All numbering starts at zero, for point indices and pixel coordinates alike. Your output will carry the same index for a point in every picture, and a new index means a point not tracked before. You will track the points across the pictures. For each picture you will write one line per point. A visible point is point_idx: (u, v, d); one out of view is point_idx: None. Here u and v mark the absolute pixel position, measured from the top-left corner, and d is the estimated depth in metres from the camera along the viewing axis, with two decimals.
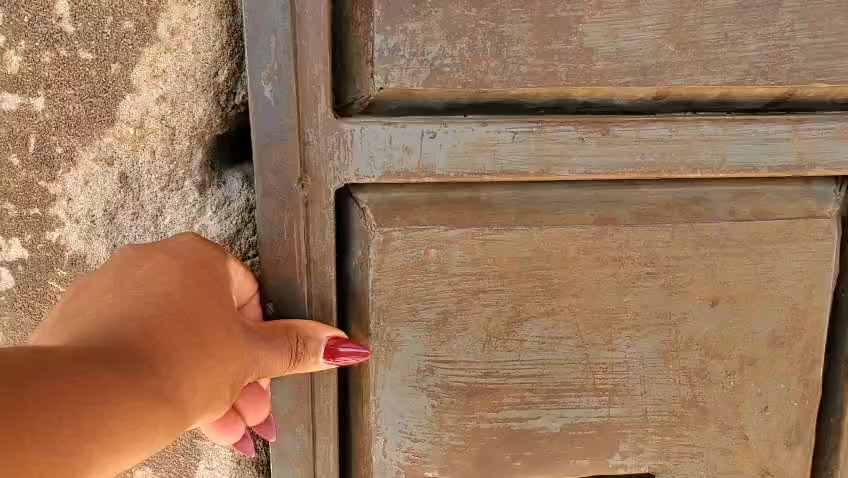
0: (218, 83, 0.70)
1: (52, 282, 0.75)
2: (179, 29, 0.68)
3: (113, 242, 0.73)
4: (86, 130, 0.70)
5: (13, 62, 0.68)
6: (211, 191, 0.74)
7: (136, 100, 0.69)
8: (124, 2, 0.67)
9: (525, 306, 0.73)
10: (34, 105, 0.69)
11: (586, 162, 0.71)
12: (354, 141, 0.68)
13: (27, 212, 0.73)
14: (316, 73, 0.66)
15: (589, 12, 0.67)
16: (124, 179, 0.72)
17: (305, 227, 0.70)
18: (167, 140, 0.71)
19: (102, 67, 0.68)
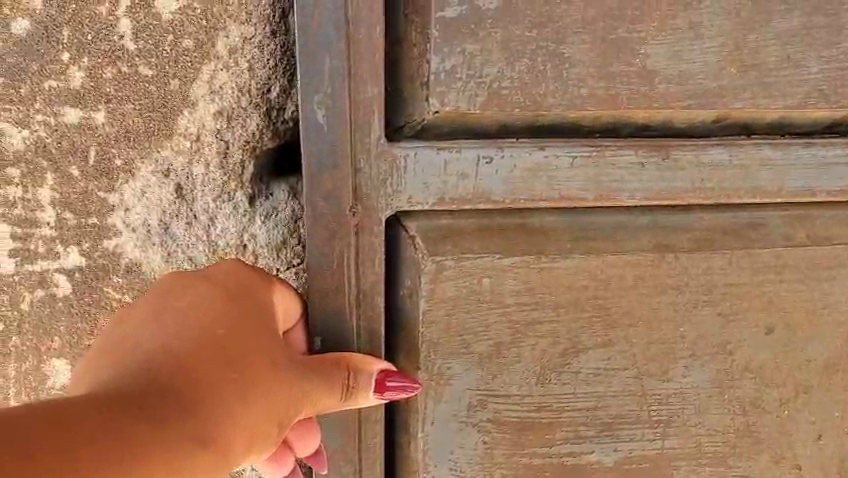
0: (270, 99, 0.70)
1: (109, 289, 0.74)
2: (237, 47, 0.68)
3: (169, 251, 0.73)
4: (145, 142, 0.69)
5: (76, 78, 0.67)
6: (259, 201, 0.73)
7: (196, 116, 0.69)
8: (185, 19, 0.67)
9: (580, 337, 0.70)
10: (94, 118, 0.68)
11: (646, 187, 0.69)
12: (407, 167, 0.64)
13: (85, 222, 0.71)
14: (370, 96, 0.62)
15: (652, 33, 0.65)
16: (180, 190, 0.71)
17: (353, 256, 0.65)
18: (221, 153, 0.70)
19: (162, 83, 0.68)
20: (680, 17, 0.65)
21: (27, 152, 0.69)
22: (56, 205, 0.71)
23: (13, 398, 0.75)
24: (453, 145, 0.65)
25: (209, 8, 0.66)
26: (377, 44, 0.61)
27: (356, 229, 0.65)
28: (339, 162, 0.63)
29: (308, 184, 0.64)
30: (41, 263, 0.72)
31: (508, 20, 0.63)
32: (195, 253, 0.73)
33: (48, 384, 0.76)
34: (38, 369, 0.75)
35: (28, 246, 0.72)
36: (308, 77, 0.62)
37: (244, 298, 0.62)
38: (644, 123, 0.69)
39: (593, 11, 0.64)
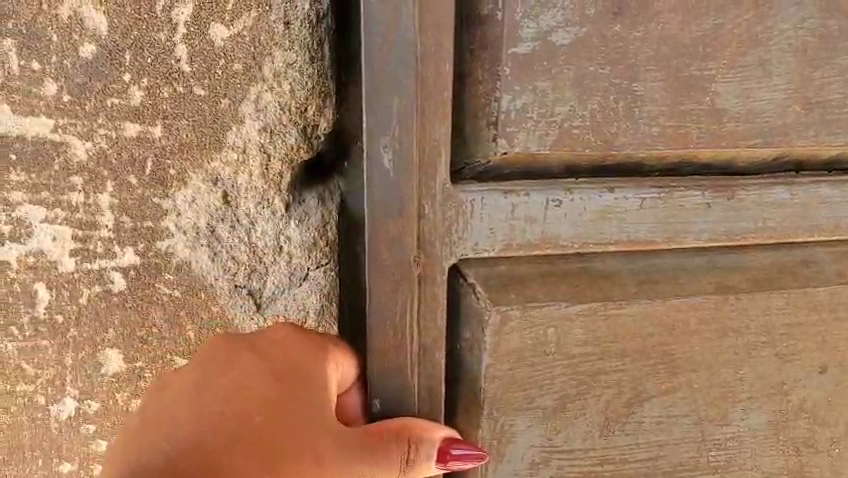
0: (307, 117, 0.64)
1: (161, 285, 0.67)
2: (281, 72, 0.62)
3: (214, 251, 0.67)
4: (196, 154, 0.64)
5: (135, 96, 0.62)
6: (294, 207, 0.67)
7: (242, 133, 0.64)
8: (236, 46, 0.61)
9: (645, 385, 0.67)
10: (152, 133, 0.63)
11: (710, 228, 0.66)
12: (475, 213, 0.59)
13: (141, 225, 0.65)
14: (438, 138, 0.57)
15: (723, 71, 0.63)
16: (226, 199, 0.66)
17: (417, 306, 0.60)
18: (263, 164, 0.65)
19: (213, 102, 0.63)
20: (750, 53, 0.63)
21: (90, 162, 0.63)
22: (115, 209, 0.65)
23: (70, 383, 0.69)
24: (522, 188, 0.60)
25: (257, 35, 0.61)
26: (443, 80, 0.56)
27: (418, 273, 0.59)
28: (402, 205, 0.58)
29: (372, 221, 0.58)
30: (99, 263, 0.66)
31: (581, 56, 0.59)
32: (237, 254, 0.67)
33: (101, 372, 0.69)
34: (94, 356, 0.68)
35: (87, 247, 0.66)
36: (370, 117, 0.56)
37: (292, 377, 0.58)
38: (707, 161, 0.67)
39: (665, 48, 0.61)
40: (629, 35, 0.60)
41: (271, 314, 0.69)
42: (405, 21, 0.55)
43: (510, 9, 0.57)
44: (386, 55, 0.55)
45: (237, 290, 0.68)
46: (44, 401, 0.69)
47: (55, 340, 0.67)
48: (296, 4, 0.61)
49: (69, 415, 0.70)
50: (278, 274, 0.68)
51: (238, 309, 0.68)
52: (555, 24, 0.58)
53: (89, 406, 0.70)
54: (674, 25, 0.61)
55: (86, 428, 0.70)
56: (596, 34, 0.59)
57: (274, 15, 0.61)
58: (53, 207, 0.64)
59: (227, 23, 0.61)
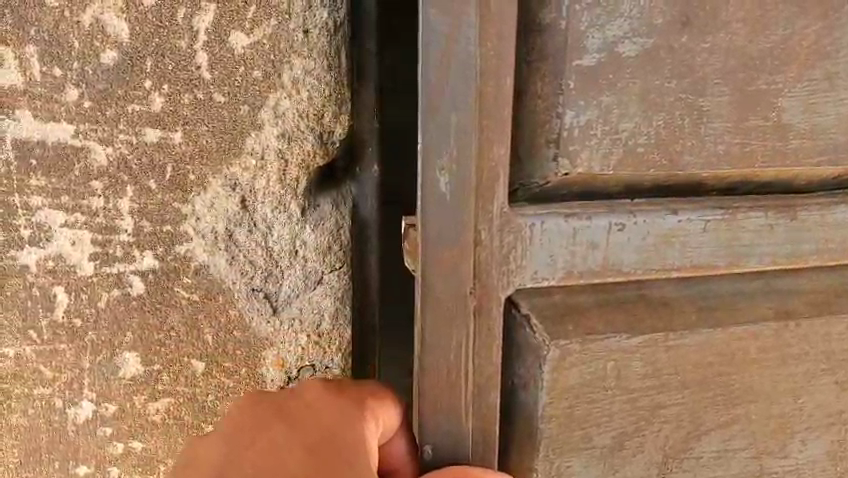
0: (324, 124, 0.68)
1: (179, 289, 0.71)
2: (297, 80, 0.66)
3: (232, 255, 0.70)
4: (216, 160, 0.67)
5: (157, 103, 0.65)
6: (310, 212, 0.71)
7: (260, 139, 0.67)
8: (255, 54, 0.65)
9: (703, 418, 0.63)
10: (172, 138, 0.66)
11: (773, 250, 0.63)
12: (535, 240, 0.54)
13: (160, 229, 0.69)
14: (498, 158, 0.52)
15: (790, 84, 0.59)
16: (244, 204, 0.69)
17: (472, 341, 0.54)
18: (281, 169, 0.68)
19: (234, 108, 0.66)
20: (818, 66, 0.59)
21: (110, 166, 0.67)
22: (135, 214, 0.68)
23: (87, 387, 0.73)
24: (582, 211, 0.55)
25: (276, 45, 0.65)
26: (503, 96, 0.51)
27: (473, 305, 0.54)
28: (457, 231, 0.53)
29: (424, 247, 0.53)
30: (118, 266, 0.70)
31: (648, 69, 0.55)
32: (254, 257, 0.71)
33: (118, 374, 0.72)
34: (110, 360, 0.72)
35: (107, 251, 0.69)
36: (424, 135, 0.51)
37: (327, 446, 0.52)
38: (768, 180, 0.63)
39: (733, 60, 0.57)
40: (697, 47, 0.56)
41: (284, 314, 0.73)
42: (465, 32, 0.50)
43: (576, 18, 0.52)
44: (445, 68, 0.50)
45: (251, 293, 0.71)
46: (62, 404, 0.73)
47: (73, 343, 0.71)
48: (314, 13, 0.65)
49: (85, 418, 0.74)
50: (293, 277, 0.72)
51: (252, 312, 0.72)
52: (622, 34, 0.54)
53: (105, 409, 0.73)
54: (743, 35, 0.57)
55: (102, 431, 0.74)
56: (661, 45, 0.55)
57: (291, 25, 0.64)
58: (73, 212, 0.68)
59: (246, 33, 0.64)
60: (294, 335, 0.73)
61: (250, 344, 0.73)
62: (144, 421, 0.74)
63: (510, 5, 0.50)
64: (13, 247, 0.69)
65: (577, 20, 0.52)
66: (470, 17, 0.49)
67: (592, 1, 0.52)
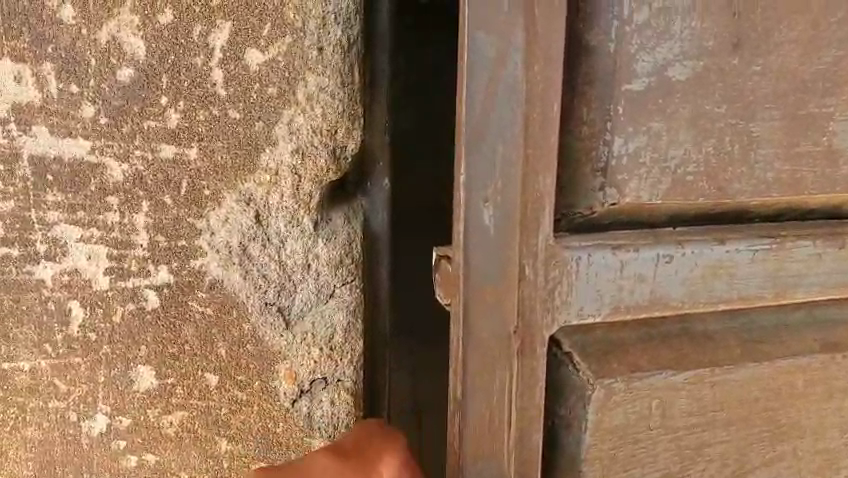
0: (338, 140, 0.63)
1: (193, 303, 0.65)
2: (313, 95, 0.62)
3: (246, 271, 0.65)
4: (231, 175, 0.63)
5: (172, 120, 0.61)
6: (323, 226, 0.66)
7: (275, 155, 0.63)
8: (270, 71, 0.61)
9: (749, 456, 0.60)
10: (187, 153, 0.62)
11: (822, 280, 0.60)
12: (581, 275, 0.52)
13: (176, 244, 0.64)
14: (543, 189, 0.49)
15: (842, 108, 0.56)
16: (259, 218, 0.64)
17: (513, 381, 0.52)
18: (295, 185, 0.64)
19: (248, 124, 0.62)
20: None
21: (126, 182, 0.62)
22: (150, 228, 0.63)
23: (101, 401, 0.66)
24: (630, 243, 0.53)
25: (291, 60, 0.61)
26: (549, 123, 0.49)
27: (515, 343, 0.51)
28: (499, 265, 0.50)
29: (465, 282, 0.50)
30: (134, 280, 0.64)
31: (697, 93, 0.52)
32: (269, 271, 0.66)
33: (133, 388, 0.66)
34: (125, 373, 0.66)
35: (122, 265, 0.64)
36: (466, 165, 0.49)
37: None
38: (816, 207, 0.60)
39: (785, 83, 0.54)
40: (748, 69, 0.53)
41: (298, 333, 0.68)
42: (512, 57, 0.48)
43: (625, 42, 0.50)
44: (490, 94, 0.48)
45: (265, 306, 0.66)
46: (76, 417, 0.67)
47: (88, 358, 0.65)
48: (329, 30, 0.61)
49: (101, 432, 0.67)
50: (306, 295, 0.67)
51: (267, 326, 0.67)
52: (672, 57, 0.51)
53: (119, 422, 0.67)
54: (796, 57, 0.54)
55: (117, 444, 0.67)
56: (711, 69, 0.52)
57: (306, 40, 0.61)
58: (89, 227, 0.63)
59: (262, 49, 0.61)
60: (310, 357, 0.68)
61: (265, 358, 0.67)
62: (160, 435, 0.68)
63: (560, 31, 0.47)
64: (29, 262, 0.63)
65: (627, 44, 0.50)
66: (517, 41, 0.47)
67: (643, 23, 0.50)
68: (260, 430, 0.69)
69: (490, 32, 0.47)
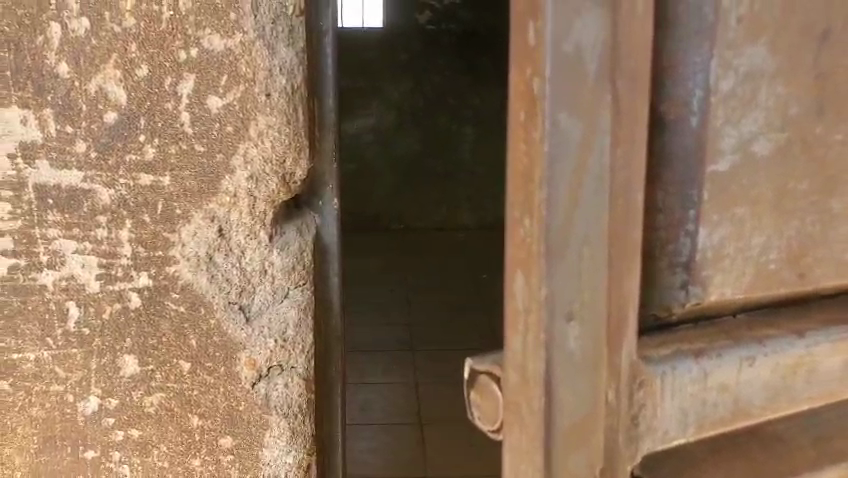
0: (284, 162, 1.55)
1: (167, 300, 1.57)
2: (264, 129, 1.52)
3: (212, 272, 1.58)
4: (198, 199, 1.53)
5: (150, 152, 1.50)
6: (276, 238, 1.62)
7: (233, 178, 1.54)
8: (227, 110, 1.50)
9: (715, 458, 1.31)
10: (162, 181, 1.51)
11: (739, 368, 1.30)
12: (663, 392, 1.24)
13: (152, 254, 1.54)
14: (620, 270, 1.20)
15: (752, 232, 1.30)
16: (221, 231, 1.56)
17: (615, 447, 1.23)
18: (252, 204, 1.56)
19: (211, 156, 1.52)
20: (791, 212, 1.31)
21: (113, 204, 1.52)
22: (133, 243, 1.54)
23: (94, 383, 1.59)
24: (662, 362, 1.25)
25: (245, 104, 1.50)
26: (606, 206, 1.17)
27: (607, 415, 1.22)
28: (586, 351, 1.20)
29: (545, 394, 1.17)
30: (117, 283, 1.55)
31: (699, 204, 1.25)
32: (231, 273, 1.59)
33: (122, 372, 1.59)
34: (115, 362, 1.59)
35: (110, 271, 1.55)
36: (519, 280, 1.20)
37: None
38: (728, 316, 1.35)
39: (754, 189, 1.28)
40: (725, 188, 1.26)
41: (255, 325, 1.63)
42: (595, 162, 1.15)
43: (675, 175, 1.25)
44: (568, 198, 1.15)
45: (228, 303, 1.60)
46: (73, 398, 1.60)
47: (82, 348, 1.58)
48: (274, 80, 1.50)
49: (92, 409, 1.61)
50: (264, 288, 1.62)
51: (233, 314, 1.60)
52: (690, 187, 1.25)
53: (111, 402, 1.61)
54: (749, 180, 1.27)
55: (106, 420, 1.61)
56: (789, 144, 1.28)
57: (256, 89, 1.50)
58: (83, 241, 1.53)
59: (220, 95, 1.49)
60: (264, 351, 1.63)
61: (227, 347, 1.61)
62: (139, 411, 1.62)
63: (624, 151, 1.16)
64: (35, 268, 1.54)
65: (699, 136, 1.23)
66: (604, 148, 1.15)
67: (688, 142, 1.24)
68: (224, 406, 1.63)
69: (569, 127, 1.12)
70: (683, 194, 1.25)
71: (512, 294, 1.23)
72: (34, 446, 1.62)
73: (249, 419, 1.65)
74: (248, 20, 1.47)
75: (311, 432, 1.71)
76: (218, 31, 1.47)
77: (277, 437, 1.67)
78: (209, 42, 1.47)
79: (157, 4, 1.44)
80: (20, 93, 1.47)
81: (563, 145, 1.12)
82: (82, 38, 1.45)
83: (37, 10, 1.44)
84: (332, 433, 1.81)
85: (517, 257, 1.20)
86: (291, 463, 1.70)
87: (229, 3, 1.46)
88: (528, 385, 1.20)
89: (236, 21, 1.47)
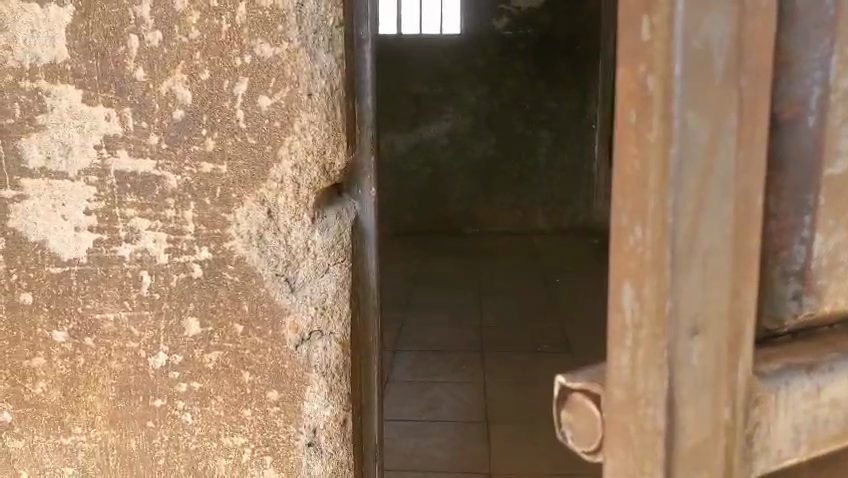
0: (325, 155, 1.81)
1: (225, 271, 1.83)
2: (306, 125, 1.77)
3: (262, 248, 1.83)
4: (251, 183, 1.78)
5: (210, 144, 1.76)
6: (317, 220, 1.87)
7: (280, 166, 1.78)
8: (274, 107, 1.75)
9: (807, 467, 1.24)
10: (221, 169, 1.77)
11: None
12: (774, 407, 1.14)
13: (212, 231, 1.81)
14: (743, 278, 1.09)
15: None
16: (269, 213, 1.81)
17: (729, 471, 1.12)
18: (296, 191, 1.81)
19: (262, 146, 1.77)
20: None
21: (179, 189, 1.79)
22: (196, 222, 1.80)
23: (163, 341, 1.87)
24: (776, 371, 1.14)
25: (289, 102, 1.75)
26: (732, 209, 1.05)
27: (726, 433, 1.10)
28: (708, 370, 1.08)
29: (665, 412, 1.06)
30: (184, 257, 1.82)
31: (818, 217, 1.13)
32: (278, 250, 1.84)
33: (187, 332, 1.86)
34: (180, 323, 1.86)
35: (179, 245, 1.82)
36: (629, 291, 1.11)
37: None
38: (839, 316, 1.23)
39: None
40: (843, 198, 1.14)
41: (299, 294, 1.88)
42: (720, 164, 1.03)
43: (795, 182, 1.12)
44: (694, 200, 1.02)
45: (276, 274, 1.85)
46: (144, 354, 1.88)
47: (153, 311, 1.85)
48: (316, 83, 1.76)
49: (161, 364, 1.88)
50: (307, 263, 1.88)
51: (278, 284, 1.85)
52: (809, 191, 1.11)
53: (176, 358, 1.88)
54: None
55: (173, 373, 1.89)
56: None
57: (299, 90, 1.75)
58: (155, 220, 1.80)
59: (269, 97, 1.75)
60: (306, 316, 1.89)
61: (276, 310, 1.86)
62: (200, 367, 1.88)
63: (751, 155, 1.06)
64: (115, 242, 1.82)
65: (817, 136, 1.10)
66: (730, 144, 1.03)
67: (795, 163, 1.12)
68: (271, 364, 1.88)
69: (696, 127, 1.00)
70: (797, 199, 1.12)
71: (620, 307, 1.13)
72: (112, 394, 1.90)
73: (293, 376, 1.90)
74: (293, 31, 1.73)
75: (346, 391, 1.97)
76: (268, 40, 1.72)
77: (317, 391, 1.92)
78: (261, 49, 1.73)
79: (217, 17, 1.71)
80: (105, 94, 1.76)
81: (686, 150, 1.00)
82: (157, 47, 1.73)
83: (119, 25, 1.72)
84: (369, 373, 2.14)
85: (625, 268, 1.11)
86: (329, 415, 1.95)
87: (277, 16, 1.72)
88: (637, 402, 1.09)
89: (283, 33, 1.72)
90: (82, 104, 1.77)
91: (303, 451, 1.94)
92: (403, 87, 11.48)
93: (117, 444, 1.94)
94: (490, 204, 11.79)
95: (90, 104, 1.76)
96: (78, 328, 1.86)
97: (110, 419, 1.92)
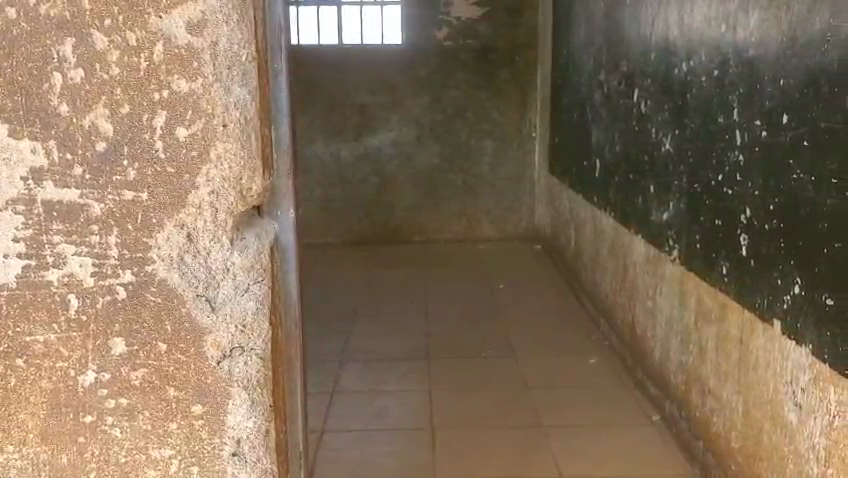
0: (242, 182, 1.98)
1: (148, 292, 1.95)
2: (222, 153, 1.91)
3: (182, 271, 1.95)
4: (171, 209, 1.91)
5: (132, 173, 1.88)
6: (236, 242, 2.01)
7: (198, 193, 1.91)
8: (191, 137, 1.89)
9: None
10: (142, 196, 1.90)
11: None
12: None
13: (134, 256, 1.93)
14: None
15: None
16: (188, 236, 1.93)
17: None
18: (214, 214, 1.94)
19: (180, 175, 1.90)
20: None
21: (103, 216, 1.90)
22: (120, 247, 1.92)
23: (91, 360, 1.98)
24: None
25: (205, 133, 1.89)
26: None
27: None
28: None
29: None
30: (109, 279, 1.94)
31: None
32: (197, 271, 1.96)
33: (113, 351, 1.98)
34: (107, 342, 1.97)
35: (104, 269, 1.93)
36: None
37: None
38: None
39: None
40: None
41: (220, 312, 2.00)
42: None
43: None
44: None
45: (197, 295, 1.97)
46: (73, 373, 1.98)
47: (81, 331, 1.96)
48: (230, 114, 1.91)
49: (89, 382, 1.99)
50: (227, 283, 2.00)
51: (199, 304, 1.97)
52: None
53: (104, 376, 1.99)
54: None
55: (101, 390, 2.00)
56: None
57: (215, 121, 1.89)
58: (80, 246, 1.91)
59: (186, 128, 1.88)
60: (226, 335, 2.01)
61: (197, 329, 1.98)
62: (126, 383, 2.00)
63: None
64: (42, 268, 1.92)
65: None
66: None
67: None
68: (194, 379, 2.01)
69: None
70: None
71: None
72: (43, 412, 2.00)
73: (216, 389, 2.02)
74: (207, 66, 1.86)
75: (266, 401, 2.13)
76: (184, 76, 1.86)
77: (239, 404, 2.05)
78: (178, 84, 1.86)
79: (136, 56, 1.84)
80: (30, 128, 1.86)
81: None
82: (79, 83, 1.84)
83: (42, 63, 1.83)
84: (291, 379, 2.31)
85: None
86: (250, 426, 2.08)
87: (192, 54, 1.85)
88: None
89: (198, 69, 1.86)
90: (8, 138, 1.86)
91: (228, 461, 2.07)
92: (344, 100, 11.60)
93: (49, 460, 2.03)
94: (435, 213, 12.01)
95: (15, 137, 1.86)
96: (8, 350, 1.95)
97: (41, 435, 2.01)
